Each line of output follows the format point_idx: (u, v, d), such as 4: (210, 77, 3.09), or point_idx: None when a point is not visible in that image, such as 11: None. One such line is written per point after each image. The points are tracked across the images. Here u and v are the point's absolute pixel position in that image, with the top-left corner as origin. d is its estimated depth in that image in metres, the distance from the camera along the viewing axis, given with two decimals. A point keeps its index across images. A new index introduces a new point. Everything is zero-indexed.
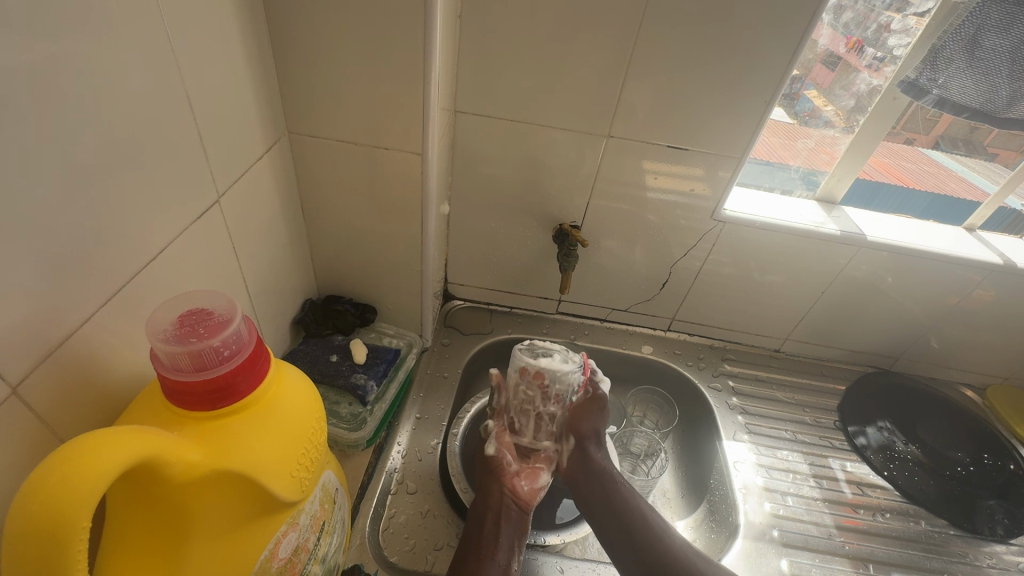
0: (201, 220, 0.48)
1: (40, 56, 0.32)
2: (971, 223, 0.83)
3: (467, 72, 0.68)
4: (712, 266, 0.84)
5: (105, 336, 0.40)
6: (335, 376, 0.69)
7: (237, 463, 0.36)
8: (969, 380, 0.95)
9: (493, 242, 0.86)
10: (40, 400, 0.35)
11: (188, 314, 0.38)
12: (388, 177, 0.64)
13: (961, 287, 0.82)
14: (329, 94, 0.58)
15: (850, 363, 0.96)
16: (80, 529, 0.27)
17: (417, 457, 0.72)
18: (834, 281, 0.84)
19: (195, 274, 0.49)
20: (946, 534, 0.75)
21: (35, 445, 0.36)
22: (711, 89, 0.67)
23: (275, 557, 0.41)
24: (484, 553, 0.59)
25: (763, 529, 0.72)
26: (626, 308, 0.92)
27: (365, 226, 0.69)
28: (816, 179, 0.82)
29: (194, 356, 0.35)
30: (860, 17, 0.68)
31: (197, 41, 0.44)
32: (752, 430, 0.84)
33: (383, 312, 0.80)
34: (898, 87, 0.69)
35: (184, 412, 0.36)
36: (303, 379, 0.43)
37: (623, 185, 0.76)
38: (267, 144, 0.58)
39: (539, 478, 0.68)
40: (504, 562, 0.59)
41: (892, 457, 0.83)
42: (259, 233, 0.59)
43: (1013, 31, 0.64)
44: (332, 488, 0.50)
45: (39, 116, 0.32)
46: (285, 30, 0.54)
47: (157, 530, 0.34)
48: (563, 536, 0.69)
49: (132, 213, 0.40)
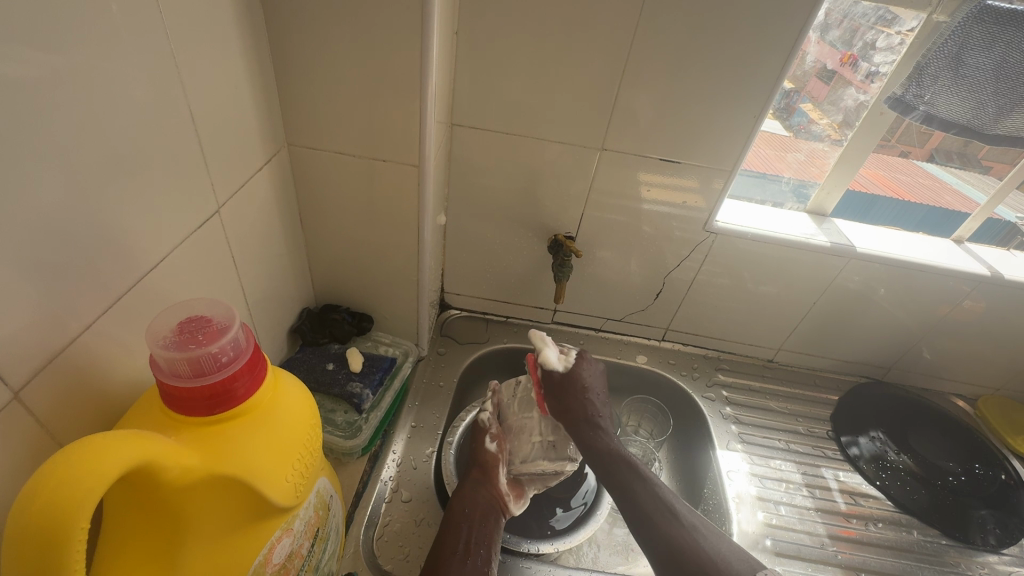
0: (200, 230, 0.49)
1: (49, 71, 0.33)
2: (960, 235, 0.85)
3: (464, 84, 0.70)
4: (706, 277, 0.86)
5: (105, 343, 0.41)
6: (331, 385, 0.70)
7: (233, 468, 0.36)
8: (962, 391, 0.96)
9: (488, 253, 0.87)
10: (41, 406, 0.36)
11: (187, 322, 0.39)
12: (386, 188, 0.65)
13: (951, 296, 0.83)
14: (329, 107, 0.59)
15: (844, 374, 0.97)
16: (78, 531, 0.28)
17: (412, 466, 0.72)
18: (825, 291, 0.85)
19: (193, 282, 0.50)
20: (938, 544, 0.75)
21: (35, 448, 0.36)
22: (702, 104, 0.68)
23: (269, 562, 0.42)
24: (467, 555, 0.58)
25: (756, 538, 0.72)
26: (621, 317, 0.93)
27: (362, 237, 0.70)
28: (807, 191, 0.83)
29: (193, 362, 0.36)
30: (849, 31, 0.68)
31: (199, 56, 0.46)
32: (746, 439, 0.85)
33: (380, 321, 0.81)
34: (886, 102, 0.71)
35: (182, 417, 0.36)
36: (300, 387, 0.44)
37: (617, 197, 0.78)
38: (267, 156, 0.59)
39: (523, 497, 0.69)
40: (483, 565, 0.58)
41: (885, 466, 0.83)
42: (257, 243, 0.60)
43: (995, 50, 0.65)
44: (327, 495, 0.50)
45: (39, 127, 0.33)
46: (285, 45, 0.56)
47: (156, 532, 0.35)
48: (556, 544, 0.69)
49: (134, 223, 0.42)
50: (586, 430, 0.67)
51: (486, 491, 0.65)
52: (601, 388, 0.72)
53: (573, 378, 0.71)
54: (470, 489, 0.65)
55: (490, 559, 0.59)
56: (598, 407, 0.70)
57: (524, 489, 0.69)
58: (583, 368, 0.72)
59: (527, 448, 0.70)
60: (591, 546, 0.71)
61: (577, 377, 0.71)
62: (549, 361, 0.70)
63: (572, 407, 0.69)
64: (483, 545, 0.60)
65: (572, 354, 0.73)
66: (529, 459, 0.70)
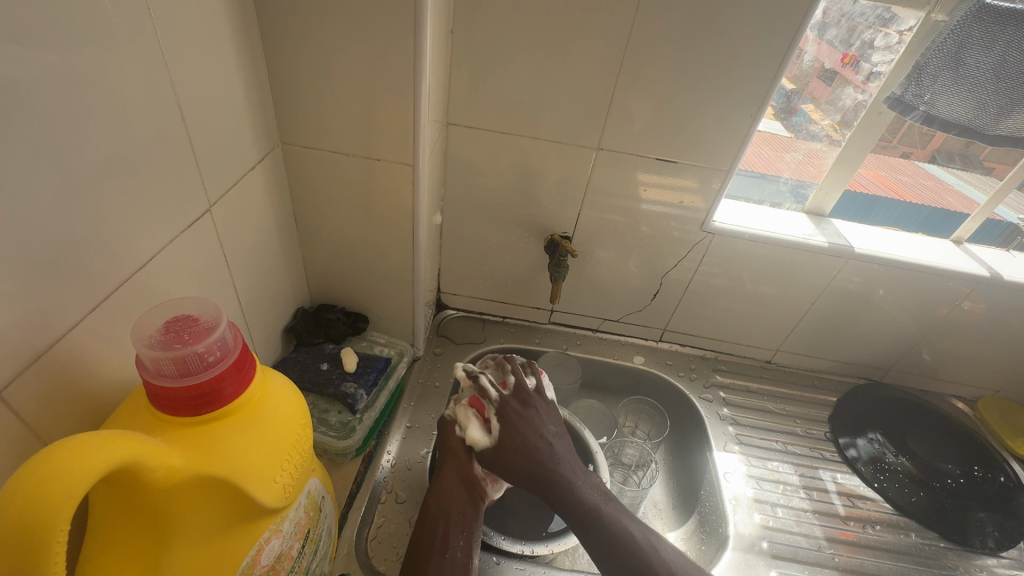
0: (191, 229, 0.49)
1: (39, 69, 0.33)
2: (960, 236, 0.84)
3: (461, 83, 0.69)
4: (703, 277, 0.85)
5: (93, 342, 0.40)
6: (325, 385, 0.69)
7: (219, 469, 0.36)
8: (961, 393, 0.96)
9: (485, 252, 0.86)
10: (26, 405, 0.36)
11: (175, 320, 0.38)
12: (380, 188, 0.65)
13: (950, 297, 0.82)
14: (323, 107, 0.59)
15: (842, 375, 0.96)
16: (59, 531, 0.27)
17: (406, 466, 0.72)
18: (824, 292, 0.84)
19: (185, 281, 0.49)
20: (937, 547, 0.75)
21: (20, 447, 0.36)
22: (699, 103, 0.68)
23: (257, 564, 0.41)
24: (444, 549, 0.58)
25: (752, 540, 0.72)
26: (618, 318, 0.93)
27: (357, 236, 0.70)
28: (805, 192, 0.83)
29: (179, 361, 0.36)
30: (847, 31, 0.68)
31: (191, 54, 0.46)
32: (743, 441, 0.84)
33: (376, 321, 0.80)
34: (885, 102, 0.70)
35: (168, 417, 0.36)
36: (289, 386, 0.44)
37: (614, 197, 0.77)
38: (260, 155, 0.59)
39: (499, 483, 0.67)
40: (464, 558, 0.58)
41: (883, 468, 0.83)
42: (250, 242, 0.60)
43: (995, 49, 0.65)
44: (318, 496, 0.50)
45: (30, 127, 0.33)
46: (279, 44, 0.55)
47: (141, 533, 0.35)
48: (551, 545, 0.68)
49: (125, 222, 0.42)
50: (539, 488, 0.60)
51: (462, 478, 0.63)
52: (548, 430, 0.63)
53: (507, 445, 0.61)
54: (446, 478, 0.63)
55: (471, 551, 0.59)
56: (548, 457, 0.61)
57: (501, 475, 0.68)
58: (521, 426, 0.62)
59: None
60: None
61: (512, 443, 0.61)
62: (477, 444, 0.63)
63: (521, 472, 0.60)
64: (463, 535, 0.59)
65: (494, 424, 0.63)
66: None
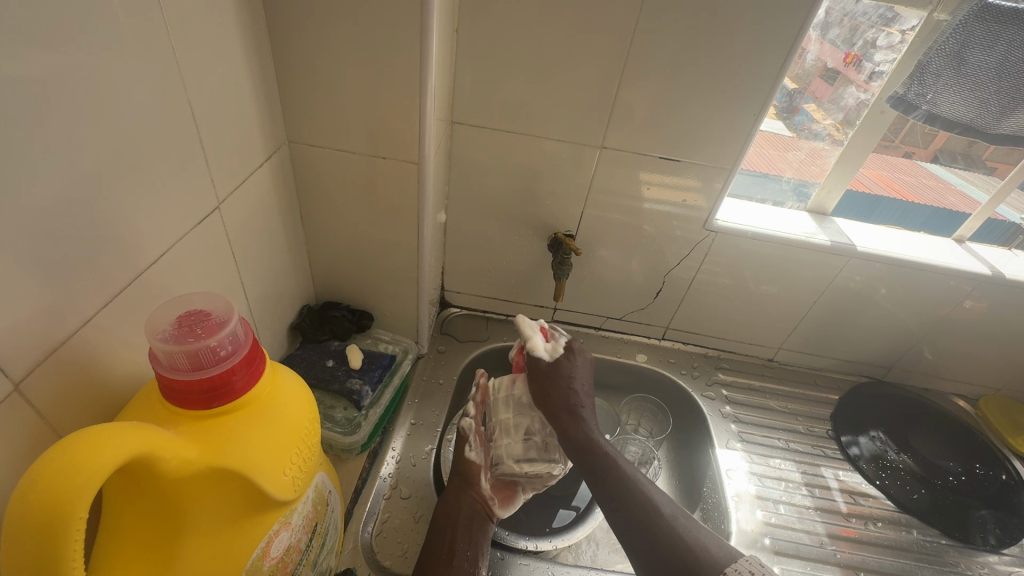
0: (200, 226, 0.50)
1: (51, 68, 0.33)
2: (960, 235, 0.85)
3: (465, 82, 0.70)
4: (706, 276, 0.86)
5: (105, 336, 0.41)
6: (331, 381, 0.70)
7: (230, 460, 0.36)
8: (963, 391, 0.96)
9: (489, 251, 0.87)
10: (41, 397, 0.36)
11: (187, 315, 0.39)
12: (386, 186, 0.65)
13: (951, 296, 0.83)
14: (329, 105, 0.60)
15: (844, 373, 0.97)
16: (77, 518, 0.28)
17: (411, 462, 0.72)
18: (826, 290, 0.85)
19: (194, 277, 0.50)
20: (938, 544, 0.75)
21: (35, 439, 0.36)
22: (701, 102, 0.68)
23: (267, 555, 0.42)
24: (451, 558, 0.59)
25: (755, 537, 0.72)
26: (621, 316, 0.93)
27: (362, 234, 0.71)
28: (807, 190, 0.83)
29: (191, 355, 0.36)
30: (848, 31, 0.68)
31: (200, 53, 0.46)
32: (745, 438, 0.85)
33: (380, 318, 0.81)
34: (888, 101, 0.71)
35: (180, 410, 0.37)
36: (297, 381, 0.44)
37: (617, 195, 0.78)
38: (267, 153, 0.60)
39: (515, 498, 0.68)
40: (470, 567, 0.59)
41: (885, 466, 0.83)
42: (257, 240, 0.60)
43: (997, 48, 0.65)
44: (325, 490, 0.50)
45: (43, 125, 0.33)
46: (286, 43, 0.56)
47: (155, 522, 0.35)
48: (555, 541, 0.70)
49: (136, 218, 0.42)
50: (565, 417, 0.65)
51: (472, 496, 0.64)
52: (586, 380, 0.70)
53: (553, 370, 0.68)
54: (454, 493, 0.64)
55: (477, 561, 0.60)
56: (580, 398, 0.68)
57: (516, 492, 0.68)
58: (570, 361, 0.69)
59: (508, 446, 0.68)
60: (589, 543, 0.71)
61: (558, 370, 0.68)
62: (536, 348, 0.69)
63: (554, 397, 0.67)
64: (470, 545, 0.60)
65: (559, 345, 0.70)
66: (515, 459, 0.68)
